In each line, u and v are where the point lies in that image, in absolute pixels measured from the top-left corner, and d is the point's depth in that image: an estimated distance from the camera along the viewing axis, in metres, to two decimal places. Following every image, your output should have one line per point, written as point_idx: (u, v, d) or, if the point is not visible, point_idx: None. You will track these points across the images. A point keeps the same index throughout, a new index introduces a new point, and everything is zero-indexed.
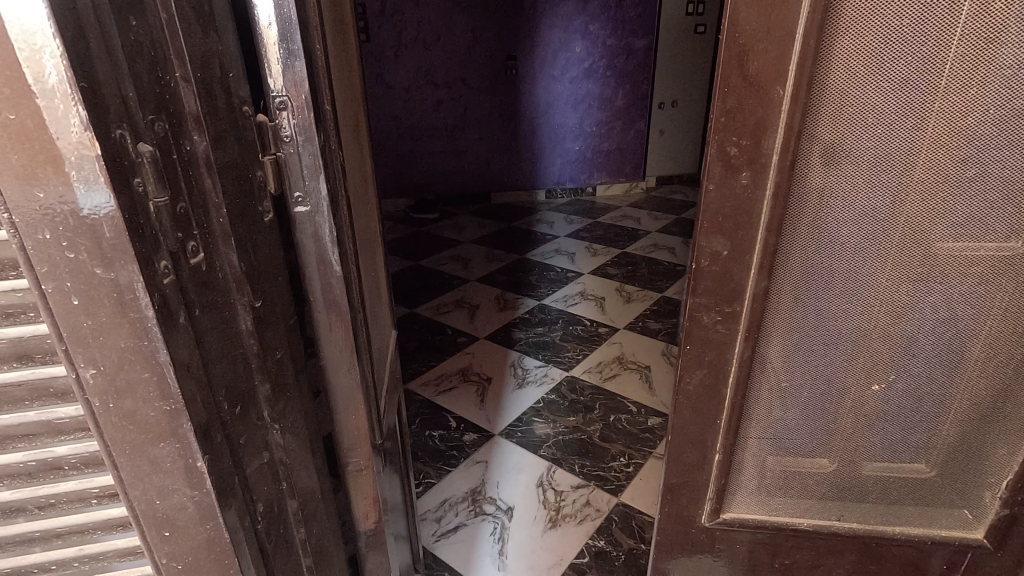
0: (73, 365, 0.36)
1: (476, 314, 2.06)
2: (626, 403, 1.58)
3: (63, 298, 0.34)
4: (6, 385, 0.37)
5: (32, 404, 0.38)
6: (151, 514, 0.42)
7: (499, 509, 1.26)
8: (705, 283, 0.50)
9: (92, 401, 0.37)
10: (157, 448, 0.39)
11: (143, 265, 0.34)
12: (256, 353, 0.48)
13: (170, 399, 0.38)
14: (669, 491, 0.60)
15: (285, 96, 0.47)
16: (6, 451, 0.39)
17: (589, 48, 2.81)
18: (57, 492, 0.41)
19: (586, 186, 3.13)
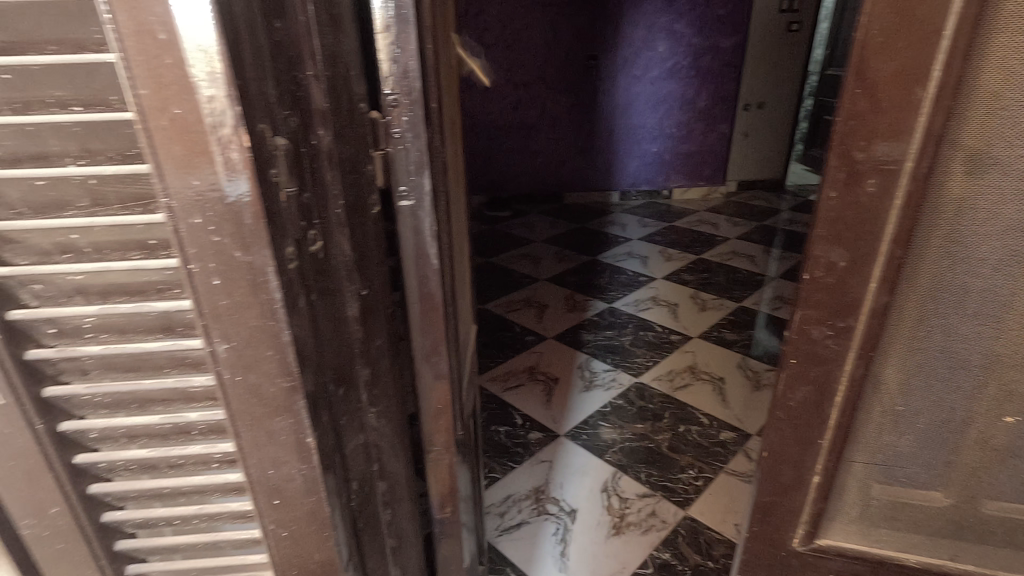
0: (209, 339, 0.39)
1: (545, 314, 2.06)
2: (697, 415, 1.53)
3: (204, 278, 0.37)
4: (152, 353, 0.41)
5: (171, 372, 0.42)
6: (263, 483, 0.45)
7: (563, 510, 1.25)
8: (816, 295, 0.47)
9: (222, 373, 0.40)
10: (274, 421, 0.42)
11: (274, 250, 0.37)
12: (360, 339, 0.51)
13: (290, 376, 0.40)
14: (759, 509, 0.58)
15: (397, 93, 0.49)
16: (146, 412, 0.43)
17: (673, 48, 2.73)
18: (185, 455, 0.45)
19: (662, 189, 3.06)
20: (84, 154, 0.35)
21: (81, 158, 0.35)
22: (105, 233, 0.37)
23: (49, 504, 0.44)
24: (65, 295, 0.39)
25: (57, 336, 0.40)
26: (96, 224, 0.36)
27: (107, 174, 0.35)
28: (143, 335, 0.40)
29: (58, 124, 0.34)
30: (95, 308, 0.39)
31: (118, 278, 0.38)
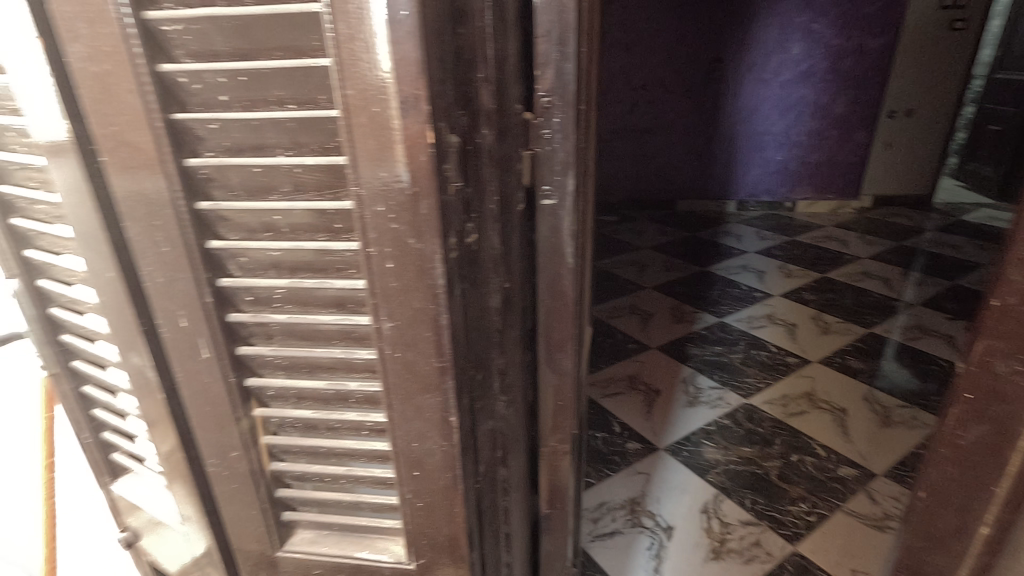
0: (376, 317, 0.43)
1: (649, 323, 2.01)
2: (813, 445, 1.41)
3: (380, 261, 0.40)
4: (327, 325, 0.45)
5: (338, 343, 0.46)
6: (406, 454, 0.48)
7: (659, 526, 1.22)
8: (1008, 323, 0.42)
9: (383, 349, 0.44)
10: (424, 397, 0.45)
11: (443, 239, 0.39)
12: (498, 329, 0.53)
13: (442, 356, 0.43)
14: (908, 555, 0.53)
15: (551, 95, 0.50)
16: (315, 377, 0.49)
17: (809, 49, 2.52)
18: (343, 420, 0.49)
19: (784, 201, 2.85)
20: (293, 146, 0.40)
21: (290, 150, 0.40)
22: (302, 216, 0.42)
23: (231, 448, 0.51)
24: (262, 268, 0.44)
25: (252, 303, 0.46)
26: (297, 207, 0.41)
27: (311, 164, 0.39)
28: (321, 308, 0.45)
29: (277, 120, 0.39)
30: (286, 281, 0.44)
31: (307, 255, 0.43)
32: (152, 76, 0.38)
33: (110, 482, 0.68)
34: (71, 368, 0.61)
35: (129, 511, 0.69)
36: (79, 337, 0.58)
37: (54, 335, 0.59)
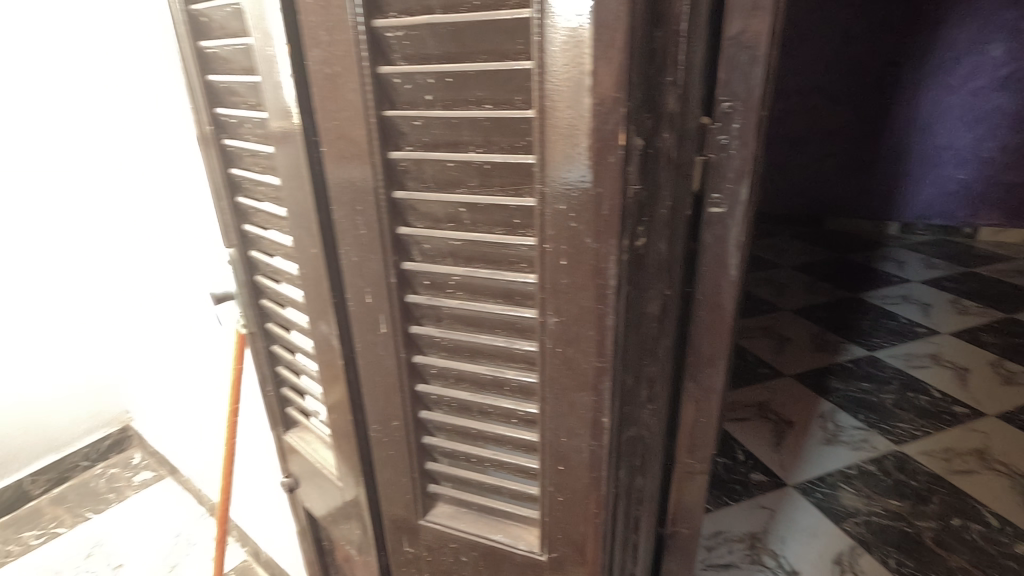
0: (543, 311, 0.44)
1: (785, 347, 1.86)
2: (982, 512, 1.22)
3: (554, 257, 0.42)
4: (494, 314, 0.48)
5: (501, 333, 0.49)
6: (554, 448, 0.49)
7: (781, 568, 1.12)
8: None
9: (546, 342, 0.46)
10: (579, 395, 0.46)
11: (620, 240, 0.39)
12: (652, 337, 0.52)
13: (602, 357, 0.43)
14: None
15: (734, 99, 0.46)
16: (475, 362, 0.51)
17: (1014, 51, 2.13)
18: (496, 406, 0.52)
19: (963, 225, 2.49)
20: (485, 144, 0.42)
21: (482, 147, 0.42)
22: (484, 210, 0.44)
23: (393, 418, 0.56)
24: (441, 256, 0.48)
25: (428, 287, 0.50)
26: (481, 201, 0.44)
27: (499, 162, 0.42)
28: (489, 298, 0.48)
29: (475, 118, 0.41)
30: (461, 269, 0.47)
31: (484, 247, 0.46)
32: (373, 76, 0.42)
33: (283, 433, 0.77)
34: (265, 330, 0.70)
35: (294, 461, 0.78)
36: (276, 304, 0.66)
37: (256, 300, 0.69)
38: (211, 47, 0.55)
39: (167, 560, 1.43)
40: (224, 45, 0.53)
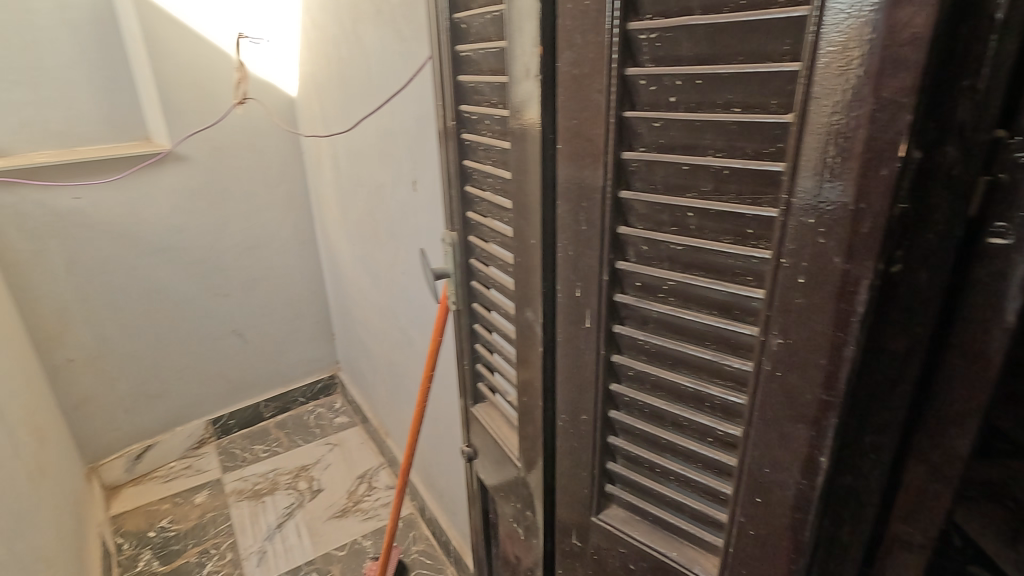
0: (766, 329, 0.41)
1: None
2: None
3: (791, 274, 0.38)
4: (706, 326, 0.46)
5: (710, 347, 0.46)
6: (753, 477, 0.46)
7: None
8: None
9: (763, 364, 0.42)
10: (794, 427, 0.41)
11: (879, 263, 0.34)
12: (891, 407, 0.40)
13: (831, 390, 0.39)
14: None
15: None
16: (676, 371, 0.50)
17: None
18: (692, 419, 0.50)
19: None
20: (725, 149, 0.40)
21: (722, 152, 0.41)
22: (714, 217, 0.43)
23: (583, 411, 0.58)
24: (658, 260, 0.47)
25: (639, 289, 0.50)
26: (711, 208, 0.42)
27: (739, 168, 0.40)
28: (703, 308, 0.46)
29: (720, 122, 0.40)
30: (678, 275, 0.46)
31: (707, 255, 0.44)
32: (620, 78, 0.44)
33: (470, 405, 0.83)
34: (469, 308, 0.77)
35: (475, 434, 0.84)
36: (485, 286, 0.72)
37: (466, 281, 0.75)
38: (464, 49, 0.62)
39: (350, 494, 1.72)
40: (476, 49, 0.59)
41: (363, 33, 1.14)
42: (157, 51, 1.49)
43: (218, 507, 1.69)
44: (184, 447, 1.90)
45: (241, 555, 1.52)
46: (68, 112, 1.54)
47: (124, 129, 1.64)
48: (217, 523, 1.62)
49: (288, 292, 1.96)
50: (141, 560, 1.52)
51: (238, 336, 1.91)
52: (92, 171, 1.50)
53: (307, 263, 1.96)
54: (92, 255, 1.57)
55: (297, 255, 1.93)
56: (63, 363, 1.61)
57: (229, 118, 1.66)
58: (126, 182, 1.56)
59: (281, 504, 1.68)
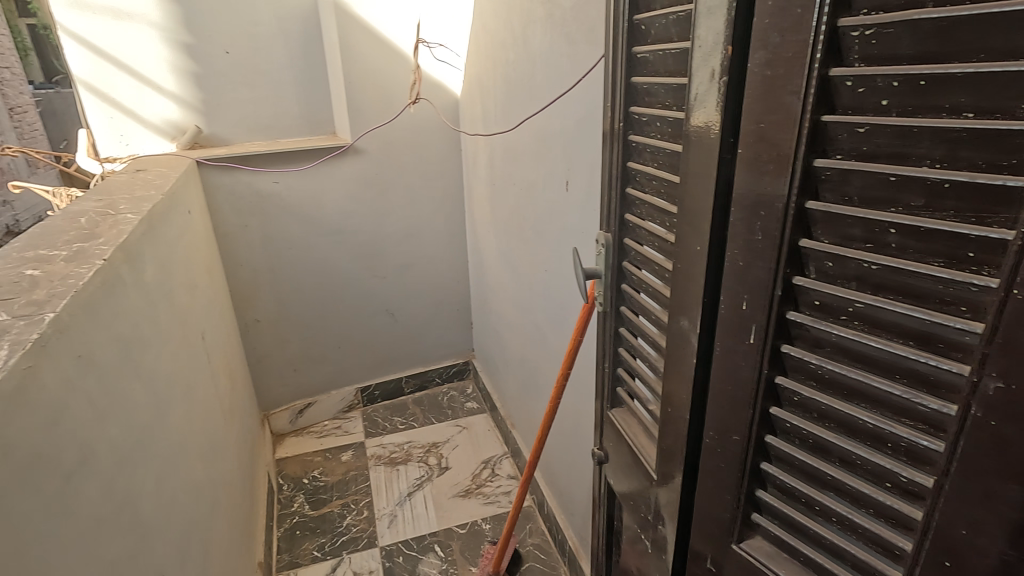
0: (981, 370, 0.35)
1: None
2: None
3: None
4: (897, 358, 0.41)
5: (899, 382, 0.41)
6: (942, 537, 0.39)
7: None
8: None
9: (971, 410, 0.36)
10: (1003, 486, 0.35)
11: None
12: None
13: None
14: None
15: None
16: (852, 404, 0.45)
17: None
18: (866, 457, 0.44)
19: None
20: (946, 159, 0.35)
21: (940, 164, 0.36)
22: (921, 236, 0.38)
23: (734, 431, 0.55)
24: (844, 279, 0.43)
25: (816, 309, 0.46)
26: (918, 226, 0.37)
27: (962, 181, 0.34)
28: (895, 337, 0.41)
29: (943, 129, 0.35)
30: (867, 297, 0.42)
31: (906, 279, 0.39)
32: (820, 79, 0.40)
33: (607, 409, 0.83)
34: (616, 311, 0.76)
35: (608, 437, 0.84)
36: (636, 290, 0.71)
37: (616, 283, 0.75)
38: (640, 51, 0.60)
39: (474, 477, 1.80)
40: (653, 50, 0.58)
41: (532, 36, 1.18)
42: (349, 56, 1.68)
43: (359, 467, 1.87)
44: (336, 409, 2.13)
45: (375, 514, 1.67)
46: (275, 109, 1.80)
47: (317, 124, 1.88)
48: (357, 481, 1.80)
49: (436, 279, 2.10)
50: (295, 502, 1.74)
51: (389, 315, 2.09)
52: (289, 160, 1.74)
53: (454, 254, 2.08)
54: (282, 233, 1.82)
55: (447, 245, 2.06)
56: (252, 322, 1.89)
57: (402, 117, 1.82)
58: (314, 170, 1.79)
59: (413, 475, 1.81)
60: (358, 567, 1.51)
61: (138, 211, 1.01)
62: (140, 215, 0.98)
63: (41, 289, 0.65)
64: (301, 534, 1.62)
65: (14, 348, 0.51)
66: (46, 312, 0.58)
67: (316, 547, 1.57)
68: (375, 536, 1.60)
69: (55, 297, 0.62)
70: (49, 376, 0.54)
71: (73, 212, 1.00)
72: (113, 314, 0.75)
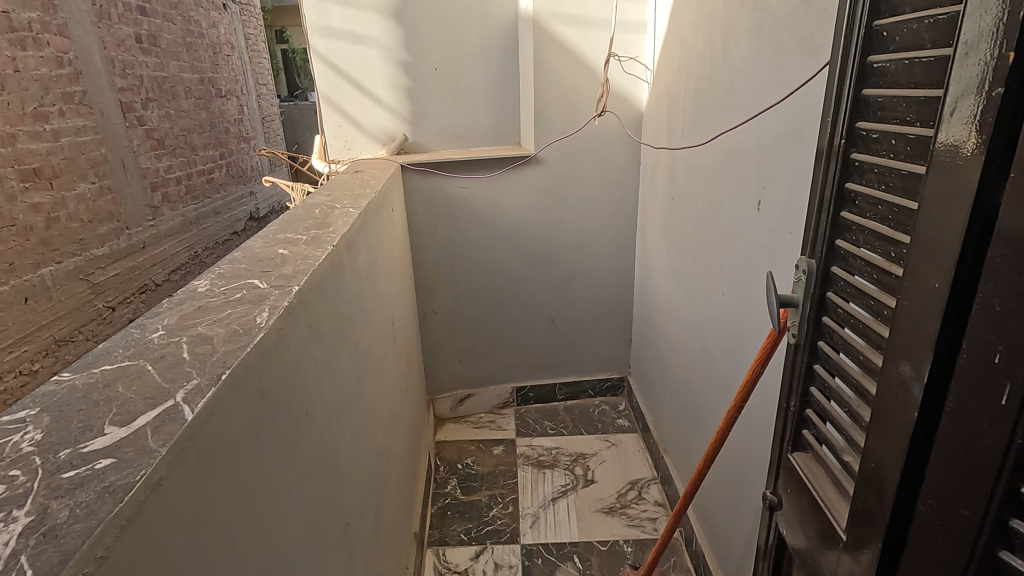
0: None
1: None
2: None
3: None
4: None
5: None
6: None
7: None
8: None
9: None
10: None
11: None
12: None
13: None
14: None
15: None
16: None
17: None
18: None
19: None
20: None
21: None
22: None
23: (964, 505, 0.43)
24: None
25: None
26: None
27: None
28: None
29: None
30: None
31: None
32: None
33: (788, 451, 0.74)
34: (812, 345, 0.68)
35: (784, 482, 0.75)
36: (838, 324, 0.62)
37: (816, 315, 0.67)
38: (879, 60, 0.53)
39: (620, 496, 1.76)
40: (897, 59, 0.51)
41: (734, 48, 1.13)
42: (542, 71, 1.76)
43: (509, 463, 1.94)
44: (492, 404, 2.25)
45: (519, 511, 1.72)
46: (470, 120, 1.97)
47: (504, 135, 2.01)
48: (506, 476, 1.87)
49: (600, 291, 2.10)
50: (449, 484, 1.86)
51: (550, 321, 2.14)
52: (477, 167, 1.88)
53: (621, 267, 2.07)
54: (463, 233, 1.97)
55: (614, 258, 2.05)
56: (430, 312, 2.08)
57: (586, 129, 1.86)
58: (497, 178, 1.91)
59: (559, 481, 1.83)
60: (499, 559, 1.57)
61: (358, 206, 1.18)
62: (359, 210, 1.14)
63: (289, 265, 0.79)
64: (451, 515, 1.73)
65: (272, 311, 0.62)
66: (294, 285, 0.71)
67: (463, 530, 1.67)
68: (518, 532, 1.65)
69: (300, 273, 0.75)
70: (292, 337, 0.66)
71: (310, 205, 1.19)
72: (336, 292, 0.88)
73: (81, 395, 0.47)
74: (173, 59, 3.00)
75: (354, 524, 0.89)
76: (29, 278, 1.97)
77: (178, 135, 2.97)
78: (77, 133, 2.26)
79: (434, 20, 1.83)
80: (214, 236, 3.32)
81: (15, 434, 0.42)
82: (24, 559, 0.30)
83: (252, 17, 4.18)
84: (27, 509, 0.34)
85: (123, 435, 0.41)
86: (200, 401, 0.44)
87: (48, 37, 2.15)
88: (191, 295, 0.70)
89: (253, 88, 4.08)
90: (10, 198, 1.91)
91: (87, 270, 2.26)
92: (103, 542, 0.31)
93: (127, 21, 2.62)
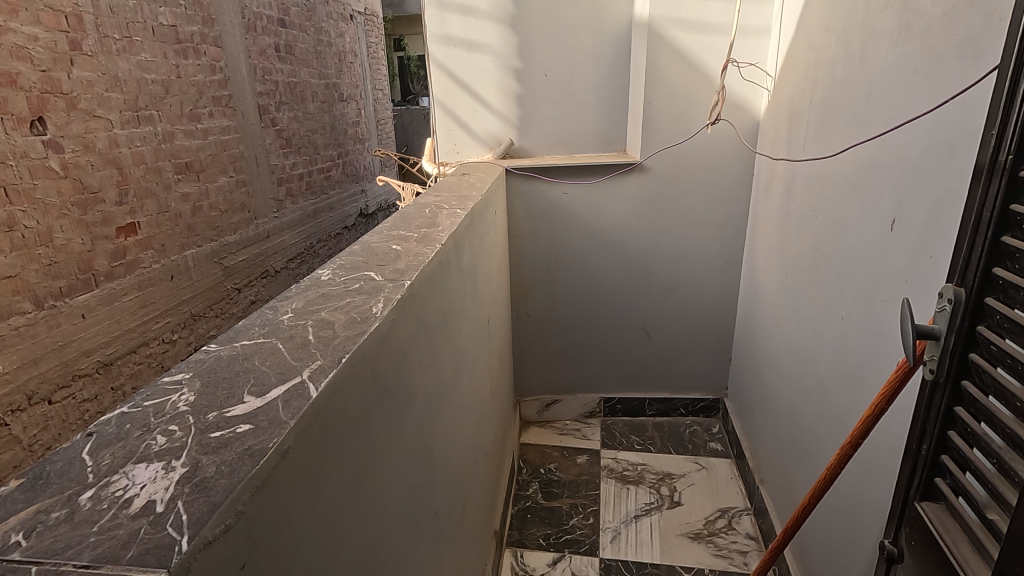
0: None
1: None
2: None
3: None
4: None
5: None
6: None
7: None
8: None
9: None
10: None
11: None
12: None
13: None
14: None
15: None
16: None
17: None
18: None
19: None
20: None
21: None
22: None
23: None
24: None
25: None
26: None
27: None
28: None
29: None
30: None
31: None
32: None
33: (915, 499, 0.67)
34: (955, 385, 0.61)
35: (908, 533, 0.67)
36: (991, 363, 0.55)
37: (964, 352, 0.59)
38: None
39: (707, 522, 1.67)
40: None
41: (874, 53, 1.04)
42: (654, 78, 1.72)
43: (592, 473, 1.91)
44: (579, 412, 2.23)
45: (601, 524, 1.69)
46: (577, 126, 1.97)
47: (610, 142, 1.99)
48: (588, 486, 1.85)
49: (700, 306, 2.01)
50: (530, 487, 1.87)
51: (644, 333, 2.09)
52: (579, 174, 1.88)
53: (724, 282, 1.97)
54: (561, 238, 1.97)
55: (718, 273, 1.96)
56: (523, 315, 2.10)
57: (697, 138, 1.79)
58: (599, 184, 1.89)
59: (643, 499, 1.78)
60: (577, 569, 1.55)
61: (465, 207, 1.22)
62: (466, 211, 1.17)
63: (402, 261, 0.83)
64: (531, 518, 1.74)
65: (386, 303, 0.66)
66: (406, 279, 0.74)
67: (543, 535, 1.67)
68: (597, 545, 1.62)
69: (411, 268, 0.79)
70: (402, 328, 0.69)
71: (420, 204, 1.25)
72: (441, 288, 0.91)
73: (225, 364, 0.53)
74: (305, 66, 3.28)
75: (443, 514, 0.91)
76: (176, 258, 2.24)
77: (304, 136, 3.24)
78: (223, 132, 2.54)
79: (547, 26, 1.85)
80: (328, 229, 3.58)
81: (173, 393, 0.48)
82: (181, 504, 0.34)
83: (375, 26, 4.47)
84: (183, 460, 0.39)
85: (259, 404, 0.45)
86: (322, 381, 0.48)
87: (206, 47, 2.44)
88: (316, 282, 0.76)
89: (371, 93, 4.36)
90: (166, 187, 2.19)
91: (220, 254, 2.52)
92: (241, 499, 0.35)
93: (269, 32, 2.90)
